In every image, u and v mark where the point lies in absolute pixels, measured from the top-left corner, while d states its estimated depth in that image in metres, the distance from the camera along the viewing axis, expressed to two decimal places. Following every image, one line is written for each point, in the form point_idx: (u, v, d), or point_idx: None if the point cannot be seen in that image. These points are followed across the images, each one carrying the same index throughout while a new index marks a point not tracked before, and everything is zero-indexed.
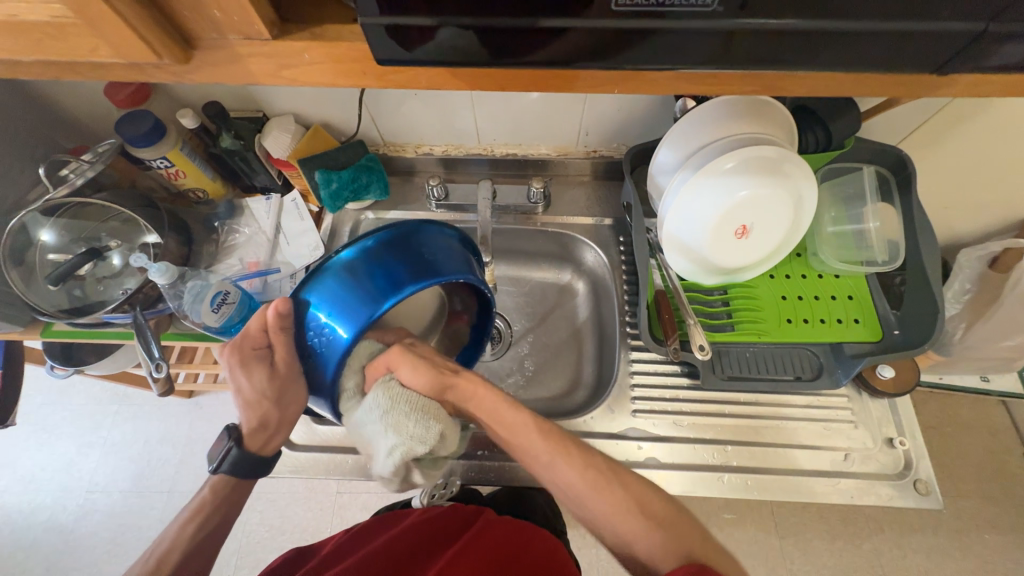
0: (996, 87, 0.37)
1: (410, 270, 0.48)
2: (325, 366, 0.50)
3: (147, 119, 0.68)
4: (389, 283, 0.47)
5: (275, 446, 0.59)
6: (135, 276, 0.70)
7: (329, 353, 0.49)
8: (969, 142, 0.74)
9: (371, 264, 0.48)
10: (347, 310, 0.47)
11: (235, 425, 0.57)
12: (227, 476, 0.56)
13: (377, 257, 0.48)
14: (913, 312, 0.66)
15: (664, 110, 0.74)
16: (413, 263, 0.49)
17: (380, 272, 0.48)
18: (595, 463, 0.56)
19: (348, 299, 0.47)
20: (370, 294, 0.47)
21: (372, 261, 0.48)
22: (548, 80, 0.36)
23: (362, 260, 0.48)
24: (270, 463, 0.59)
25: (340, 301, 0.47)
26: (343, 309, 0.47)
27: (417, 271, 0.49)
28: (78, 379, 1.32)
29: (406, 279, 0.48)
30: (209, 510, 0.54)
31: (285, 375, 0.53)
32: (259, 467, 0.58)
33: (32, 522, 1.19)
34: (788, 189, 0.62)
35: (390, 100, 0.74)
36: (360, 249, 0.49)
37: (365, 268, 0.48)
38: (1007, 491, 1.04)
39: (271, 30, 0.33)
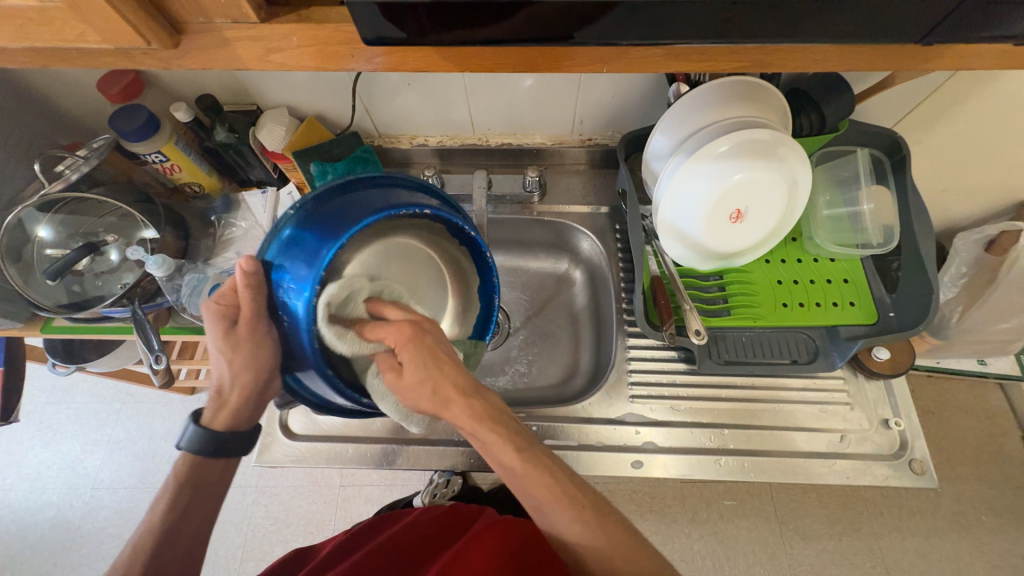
0: (980, 61, 0.37)
1: (351, 216, 0.47)
2: (298, 337, 0.46)
3: (139, 112, 0.68)
4: (334, 231, 0.46)
5: (236, 427, 0.55)
6: (133, 271, 0.70)
7: (297, 316, 0.45)
8: (965, 123, 0.74)
9: (314, 218, 0.46)
10: (304, 269, 0.45)
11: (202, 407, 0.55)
12: (187, 454, 0.53)
13: (319, 215, 0.47)
14: (908, 294, 0.67)
15: (658, 96, 0.74)
16: (354, 210, 0.47)
17: (322, 226, 0.46)
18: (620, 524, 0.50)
19: (301, 256, 0.45)
20: (325, 238, 0.45)
21: (315, 219, 0.47)
22: (535, 59, 0.37)
23: (303, 220, 0.47)
24: (231, 448, 0.55)
25: (292, 262, 0.46)
26: (299, 269, 0.45)
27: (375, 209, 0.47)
28: (80, 378, 1.33)
29: (348, 225, 0.46)
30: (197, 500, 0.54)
31: (252, 337, 0.49)
32: (219, 447, 0.54)
33: (39, 519, 1.20)
34: (781, 170, 0.62)
35: (384, 90, 0.74)
36: (301, 213, 0.48)
37: (306, 225, 0.47)
38: (1004, 473, 1.05)
39: (258, 14, 0.34)
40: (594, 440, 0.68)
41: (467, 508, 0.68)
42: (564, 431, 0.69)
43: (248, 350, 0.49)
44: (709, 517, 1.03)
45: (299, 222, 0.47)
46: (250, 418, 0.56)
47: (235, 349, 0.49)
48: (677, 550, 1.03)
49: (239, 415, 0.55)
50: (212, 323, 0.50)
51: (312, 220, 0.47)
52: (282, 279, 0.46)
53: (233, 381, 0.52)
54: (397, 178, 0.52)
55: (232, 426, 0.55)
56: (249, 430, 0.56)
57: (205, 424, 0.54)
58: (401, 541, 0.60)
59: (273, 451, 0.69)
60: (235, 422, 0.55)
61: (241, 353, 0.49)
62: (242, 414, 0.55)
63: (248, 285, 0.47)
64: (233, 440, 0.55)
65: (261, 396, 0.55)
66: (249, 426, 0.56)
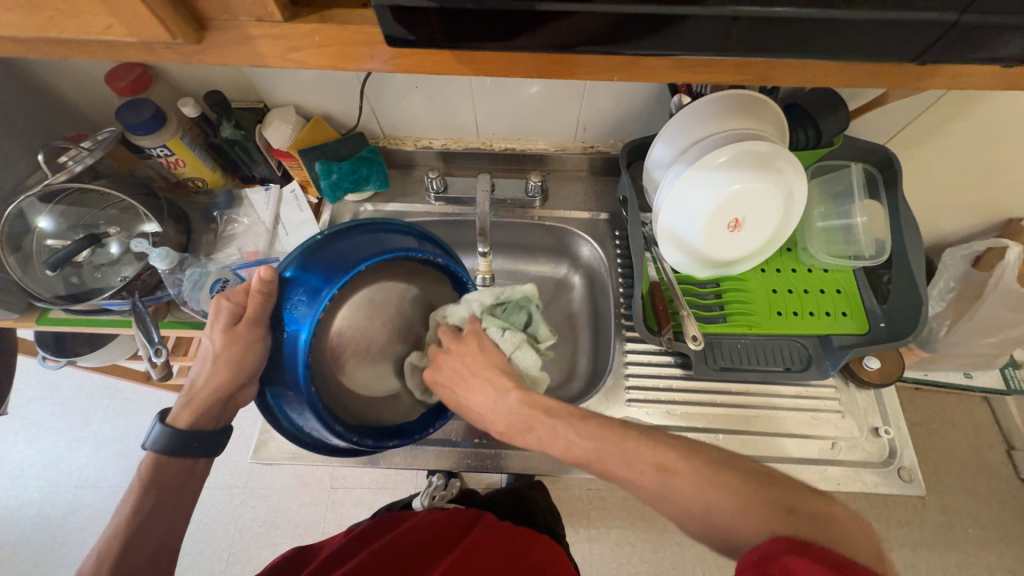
0: (970, 81, 0.39)
1: (354, 258, 0.50)
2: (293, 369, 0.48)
3: (147, 106, 0.68)
4: (337, 272, 0.49)
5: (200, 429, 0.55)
6: (133, 264, 0.70)
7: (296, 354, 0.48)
8: (953, 141, 0.76)
9: (315, 261, 0.49)
10: (307, 302, 0.48)
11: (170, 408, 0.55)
12: (153, 453, 0.53)
13: (324, 255, 0.50)
14: (898, 306, 0.69)
15: (660, 106, 0.75)
16: (356, 251, 0.51)
17: (325, 265, 0.49)
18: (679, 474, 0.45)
19: (305, 293, 0.49)
20: (326, 280, 0.49)
21: (319, 257, 0.50)
22: (549, 65, 0.38)
23: (307, 259, 0.50)
24: (196, 449, 0.54)
25: (295, 302, 0.49)
26: (303, 302, 0.48)
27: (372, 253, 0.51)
28: (68, 373, 1.31)
29: (348, 268, 0.49)
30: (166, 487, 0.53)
31: (247, 341, 0.49)
32: (184, 447, 0.53)
33: (20, 518, 1.17)
34: (779, 182, 0.64)
35: (391, 92, 0.75)
36: (307, 249, 0.50)
37: (309, 262, 0.50)
38: (989, 486, 1.07)
39: (283, 12, 0.34)
40: None
41: (465, 512, 0.68)
42: None
43: (240, 354, 0.50)
44: None
45: (304, 260, 0.50)
46: (219, 418, 0.56)
47: (225, 349, 0.49)
48: (669, 558, 1.03)
49: (208, 415, 0.54)
50: (212, 317, 0.50)
51: (316, 257, 0.50)
52: (286, 308, 0.49)
53: (212, 382, 0.52)
54: (391, 223, 0.55)
55: (198, 426, 0.54)
56: (217, 431, 0.56)
57: (171, 424, 0.54)
58: (399, 547, 0.59)
59: (270, 448, 0.69)
60: (203, 422, 0.54)
61: (230, 352, 0.49)
62: (212, 414, 0.55)
63: (262, 292, 0.48)
64: (199, 441, 0.54)
65: (233, 399, 0.55)
66: (217, 426, 0.56)
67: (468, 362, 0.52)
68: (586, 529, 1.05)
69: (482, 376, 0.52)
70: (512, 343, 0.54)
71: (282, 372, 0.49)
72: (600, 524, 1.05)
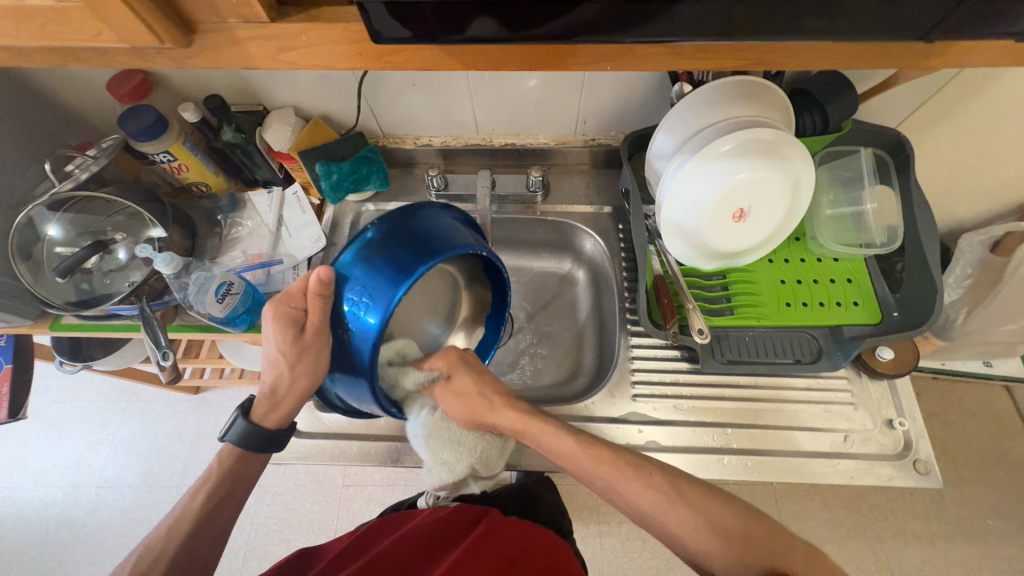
0: (984, 59, 0.37)
1: (423, 249, 0.46)
2: (358, 355, 0.46)
3: (148, 112, 0.69)
4: (402, 267, 0.45)
5: (288, 419, 0.57)
6: (140, 269, 0.70)
7: (364, 341, 0.46)
8: (968, 122, 0.74)
9: (392, 249, 0.46)
10: (370, 294, 0.45)
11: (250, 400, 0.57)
12: (233, 446, 0.55)
13: (388, 249, 0.46)
14: (912, 294, 0.67)
15: (662, 95, 0.74)
16: (426, 241, 0.47)
17: (386, 260, 0.46)
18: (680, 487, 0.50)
19: (375, 285, 0.45)
20: (402, 268, 0.45)
21: (381, 251, 0.46)
22: (540, 58, 0.37)
23: (368, 251, 0.47)
24: (279, 439, 0.57)
25: (367, 290, 0.46)
26: (366, 292, 0.46)
27: (450, 240, 0.48)
28: (86, 377, 1.34)
29: (427, 256, 0.46)
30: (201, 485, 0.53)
31: (311, 341, 0.50)
32: (267, 440, 0.56)
33: (45, 517, 1.20)
34: (785, 170, 0.62)
35: (389, 90, 0.74)
36: (369, 241, 0.47)
37: (369, 254, 0.46)
38: (1010, 476, 1.05)
39: (269, 13, 0.34)
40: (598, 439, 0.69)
41: (471, 509, 0.68)
42: None
43: (309, 353, 0.51)
44: None
45: (365, 251, 0.47)
46: (297, 414, 0.58)
47: (296, 353, 0.51)
48: None
49: (290, 412, 0.57)
50: (273, 323, 0.52)
51: (376, 249, 0.47)
52: (347, 297, 0.47)
53: (293, 382, 0.54)
54: (462, 213, 0.53)
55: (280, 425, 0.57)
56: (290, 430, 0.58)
57: (255, 421, 0.55)
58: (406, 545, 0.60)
59: (278, 449, 0.69)
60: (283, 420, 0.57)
61: (305, 351, 0.51)
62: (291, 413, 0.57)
63: (318, 292, 0.48)
64: (278, 436, 0.57)
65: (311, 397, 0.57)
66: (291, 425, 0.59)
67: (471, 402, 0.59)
68: (596, 525, 1.05)
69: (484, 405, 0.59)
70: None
71: (342, 358, 0.49)
72: (610, 519, 1.05)
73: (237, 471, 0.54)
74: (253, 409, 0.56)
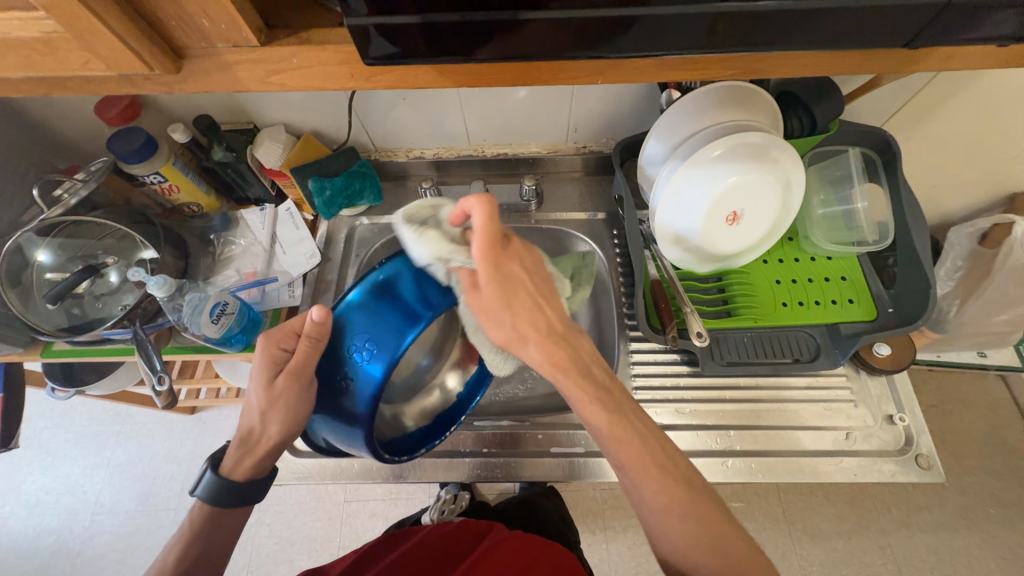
0: (969, 61, 0.38)
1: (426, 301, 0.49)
2: (354, 401, 0.49)
3: (138, 134, 0.68)
4: (406, 320, 0.49)
5: (257, 472, 0.55)
6: (133, 291, 0.70)
7: (363, 387, 0.48)
8: (952, 119, 0.75)
9: (397, 300, 0.49)
10: (374, 343, 0.49)
11: (218, 454, 0.55)
12: (202, 503, 0.53)
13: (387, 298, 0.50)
14: (905, 290, 0.67)
15: (651, 101, 0.75)
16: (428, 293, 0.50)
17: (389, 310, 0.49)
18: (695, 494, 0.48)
19: (379, 336, 0.48)
20: (405, 321, 0.49)
21: (385, 300, 0.50)
22: (531, 73, 0.37)
23: (371, 299, 0.50)
24: (247, 494, 0.54)
25: (372, 340, 0.49)
26: (370, 341, 0.49)
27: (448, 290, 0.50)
28: (78, 401, 1.32)
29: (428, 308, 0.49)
30: (185, 535, 0.53)
31: (290, 387, 0.50)
32: (235, 495, 0.53)
33: (39, 547, 1.18)
34: (775, 171, 0.63)
35: (380, 105, 0.75)
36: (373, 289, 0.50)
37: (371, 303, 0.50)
38: (1010, 465, 1.05)
39: (259, 37, 0.34)
40: (601, 445, 0.69)
41: (476, 523, 0.67)
42: (569, 438, 0.70)
43: (286, 399, 0.51)
44: None
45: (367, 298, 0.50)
46: (269, 466, 0.56)
47: (268, 400, 0.51)
48: None
49: (262, 464, 0.55)
50: (257, 366, 0.52)
51: (377, 297, 0.50)
52: (351, 342, 0.50)
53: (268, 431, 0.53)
54: None
55: (251, 475, 0.55)
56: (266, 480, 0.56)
57: (222, 474, 0.54)
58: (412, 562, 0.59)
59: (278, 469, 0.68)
60: (260, 469, 0.55)
61: (283, 399, 0.51)
62: (263, 463, 0.55)
63: (309, 336, 0.50)
64: (248, 490, 0.54)
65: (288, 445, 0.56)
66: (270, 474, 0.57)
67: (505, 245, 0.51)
68: (602, 530, 1.04)
69: (540, 284, 0.51)
70: (445, 251, 0.49)
71: (332, 402, 0.51)
72: (616, 523, 1.05)
73: (208, 526, 0.53)
74: (222, 461, 0.54)
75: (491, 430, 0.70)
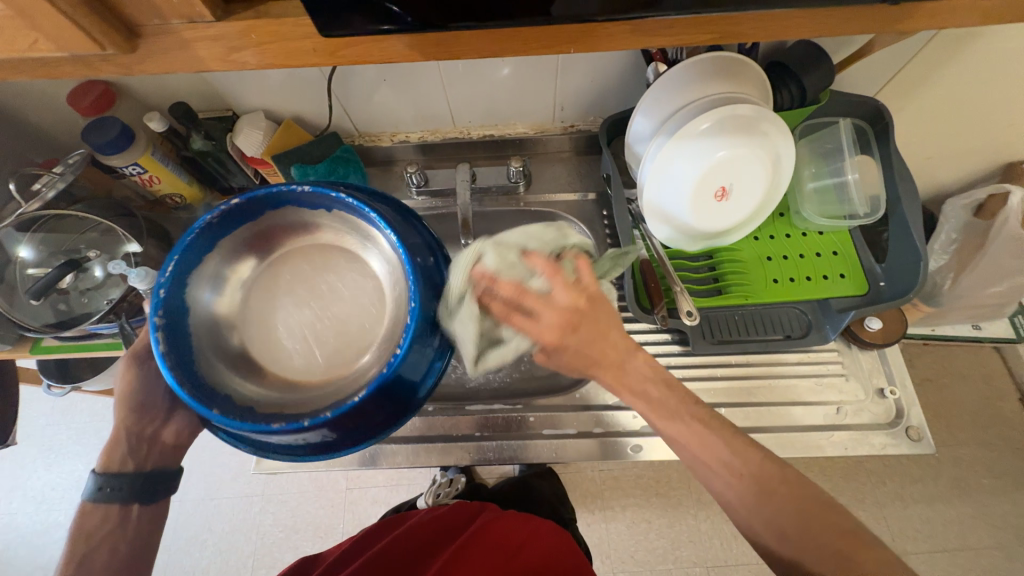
0: (949, 16, 0.37)
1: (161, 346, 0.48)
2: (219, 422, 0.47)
3: (113, 124, 0.66)
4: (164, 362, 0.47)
5: (128, 462, 0.57)
6: (118, 285, 0.69)
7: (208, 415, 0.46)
8: (944, 88, 0.73)
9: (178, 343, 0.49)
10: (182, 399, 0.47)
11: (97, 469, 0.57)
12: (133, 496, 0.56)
13: (177, 350, 0.48)
14: (897, 263, 0.66)
15: (638, 76, 0.73)
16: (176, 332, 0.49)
17: (174, 333, 0.49)
18: (739, 467, 0.48)
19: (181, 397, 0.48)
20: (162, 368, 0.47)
21: (170, 365, 0.47)
22: (502, 43, 0.36)
23: (183, 384, 0.47)
24: (118, 480, 0.55)
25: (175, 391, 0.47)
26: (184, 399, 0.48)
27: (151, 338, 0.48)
28: (78, 398, 1.32)
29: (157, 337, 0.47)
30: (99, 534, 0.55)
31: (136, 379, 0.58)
32: (112, 480, 0.55)
33: (48, 540, 1.20)
34: (765, 144, 0.62)
35: (362, 88, 0.73)
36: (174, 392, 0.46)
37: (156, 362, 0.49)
38: (1003, 435, 1.06)
39: (214, 11, 0.33)
40: (593, 426, 0.69)
41: (468, 505, 0.67)
42: (561, 420, 0.69)
43: (132, 384, 0.58)
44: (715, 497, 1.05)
45: (191, 382, 0.47)
46: (139, 457, 0.57)
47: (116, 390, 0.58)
48: (686, 531, 1.03)
49: (121, 454, 0.56)
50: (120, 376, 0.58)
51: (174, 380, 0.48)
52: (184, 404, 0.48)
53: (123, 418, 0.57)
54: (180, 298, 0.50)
55: (113, 469, 0.56)
56: (132, 473, 0.56)
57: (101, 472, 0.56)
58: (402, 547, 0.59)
59: (271, 458, 0.69)
60: (122, 464, 0.56)
61: (127, 389, 0.58)
62: (124, 456, 0.57)
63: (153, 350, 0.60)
64: (116, 479, 0.55)
65: (153, 437, 0.59)
66: (138, 469, 0.57)
67: (561, 303, 0.48)
68: (602, 510, 1.06)
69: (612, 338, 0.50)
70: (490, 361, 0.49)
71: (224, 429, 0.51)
72: (615, 503, 1.06)
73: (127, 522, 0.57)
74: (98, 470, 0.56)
75: (496, 414, 0.70)
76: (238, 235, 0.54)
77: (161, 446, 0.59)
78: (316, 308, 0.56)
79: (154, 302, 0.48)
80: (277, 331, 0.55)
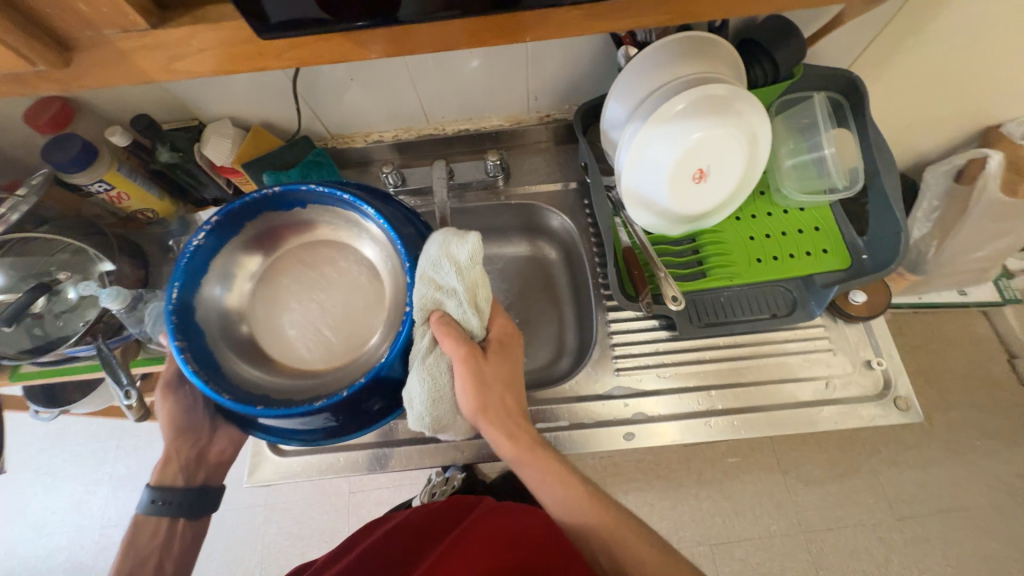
0: None
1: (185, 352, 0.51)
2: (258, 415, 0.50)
3: (73, 141, 0.64)
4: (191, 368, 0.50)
5: (183, 478, 0.60)
6: (95, 306, 0.67)
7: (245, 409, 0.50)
8: (918, 56, 0.73)
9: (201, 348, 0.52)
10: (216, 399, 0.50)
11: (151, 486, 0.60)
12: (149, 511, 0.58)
13: (201, 358, 0.51)
14: (879, 235, 0.66)
15: (610, 61, 0.71)
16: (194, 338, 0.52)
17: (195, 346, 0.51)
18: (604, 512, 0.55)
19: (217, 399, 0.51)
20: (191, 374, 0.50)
21: (199, 372, 0.50)
22: (455, 35, 0.35)
23: (212, 386, 0.49)
24: (177, 493, 0.59)
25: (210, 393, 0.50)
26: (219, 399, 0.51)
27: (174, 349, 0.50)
28: (70, 421, 1.30)
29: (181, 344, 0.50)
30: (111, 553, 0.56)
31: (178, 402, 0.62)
32: (171, 494, 0.59)
33: (52, 564, 1.19)
34: (740, 124, 0.61)
35: (329, 90, 0.71)
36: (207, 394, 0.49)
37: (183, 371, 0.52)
38: (993, 397, 1.08)
39: (149, 19, 0.31)
40: (585, 417, 0.68)
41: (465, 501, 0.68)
42: (552, 413, 0.69)
43: (175, 407, 0.62)
44: (714, 476, 1.06)
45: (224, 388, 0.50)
46: (191, 472, 0.61)
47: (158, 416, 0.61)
48: (688, 511, 1.04)
49: (172, 471, 0.60)
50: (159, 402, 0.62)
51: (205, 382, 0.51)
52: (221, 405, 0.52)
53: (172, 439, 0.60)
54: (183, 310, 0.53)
55: (165, 484, 0.59)
56: (188, 486, 0.60)
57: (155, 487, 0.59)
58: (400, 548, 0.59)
59: (264, 470, 0.68)
60: (175, 478, 0.60)
61: (170, 413, 0.61)
62: (177, 470, 0.60)
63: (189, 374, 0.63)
64: (173, 495, 0.59)
65: (202, 454, 0.63)
66: (190, 483, 0.61)
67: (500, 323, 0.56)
68: None
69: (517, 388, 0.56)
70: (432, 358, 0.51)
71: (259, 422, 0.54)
72: (617, 489, 1.07)
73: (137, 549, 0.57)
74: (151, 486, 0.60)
75: None
76: (236, 242, 0.57)
77: (210, 462, 0.63)
78: (319, 303, 0.59)
79: (170, 315, 0.51)
80: (288, 330, 0.58)
